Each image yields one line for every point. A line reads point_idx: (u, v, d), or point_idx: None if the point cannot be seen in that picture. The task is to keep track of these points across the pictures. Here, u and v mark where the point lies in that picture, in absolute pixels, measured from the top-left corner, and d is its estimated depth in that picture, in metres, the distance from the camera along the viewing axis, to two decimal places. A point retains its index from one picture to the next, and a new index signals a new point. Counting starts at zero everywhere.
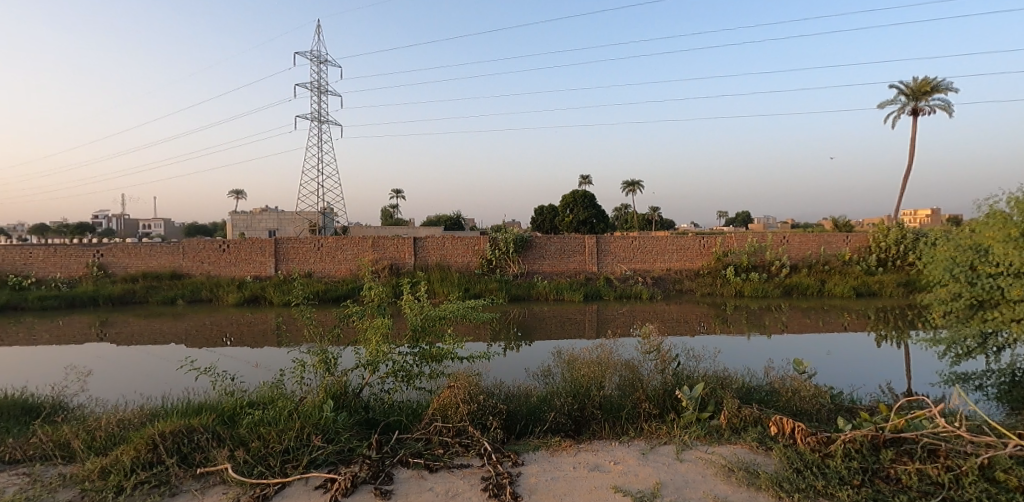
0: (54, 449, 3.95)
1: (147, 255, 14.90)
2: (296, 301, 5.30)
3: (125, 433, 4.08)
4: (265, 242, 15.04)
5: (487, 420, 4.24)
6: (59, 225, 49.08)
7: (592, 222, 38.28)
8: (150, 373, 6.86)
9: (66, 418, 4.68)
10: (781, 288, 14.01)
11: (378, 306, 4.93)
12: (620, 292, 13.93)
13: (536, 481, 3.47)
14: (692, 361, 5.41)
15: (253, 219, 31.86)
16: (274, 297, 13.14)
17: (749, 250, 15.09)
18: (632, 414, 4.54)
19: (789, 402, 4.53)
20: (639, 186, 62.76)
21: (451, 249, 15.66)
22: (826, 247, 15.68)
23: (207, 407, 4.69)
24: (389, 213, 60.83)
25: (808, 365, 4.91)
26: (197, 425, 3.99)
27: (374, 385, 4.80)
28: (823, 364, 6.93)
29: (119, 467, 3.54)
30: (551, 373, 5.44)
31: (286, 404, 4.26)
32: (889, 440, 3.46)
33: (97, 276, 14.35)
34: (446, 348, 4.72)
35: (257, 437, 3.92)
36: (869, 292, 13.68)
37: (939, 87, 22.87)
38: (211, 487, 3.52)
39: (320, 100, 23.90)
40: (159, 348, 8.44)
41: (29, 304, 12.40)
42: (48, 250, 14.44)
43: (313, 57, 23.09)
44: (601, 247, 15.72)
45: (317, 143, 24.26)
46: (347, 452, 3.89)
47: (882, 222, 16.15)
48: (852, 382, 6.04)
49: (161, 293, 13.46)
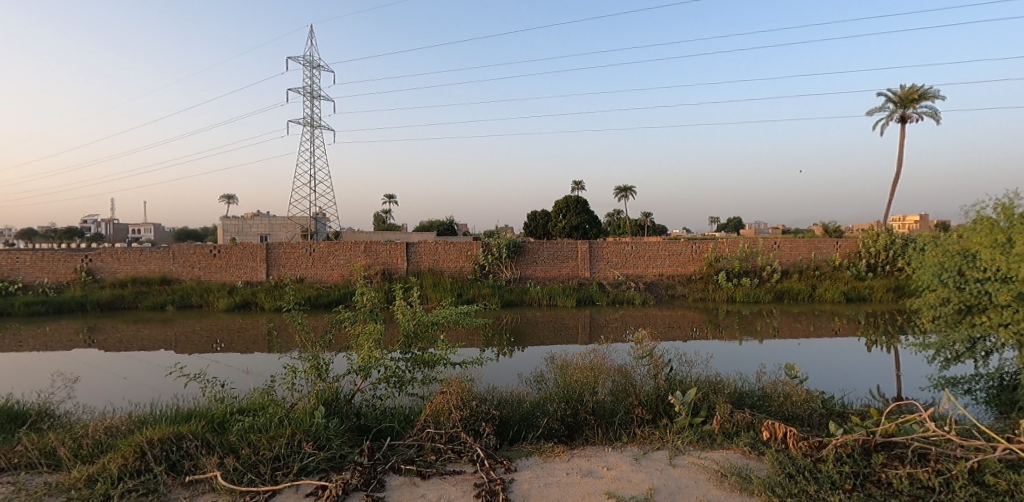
0: (40, 456, 3.88)
1: (136, 260, 14.74)
2: (288, 306, 5.20)
3: (113, 440, 4.02)
4: (257, 246, 14.94)
5: (480, 426, 4.23)
6: (48, 230, 48.55)
7: (585, 227, 38.36)
8: (138, 381, 6.77)
9: (52, 425, 4.61)
10: (773, 293, 14.06)
11: (370, 311, 4.92)
12: (613, 298, 13.91)
13: (529, 487, 3.46)
14: (685, 365, 5.42)
15: (245, 223, 31.54)
16: (266, 302, 13.05)
17: (740, 256, 15.18)
18: (626, 419, 4.56)
19: (781, 407, 4.56)
20: (632, 191, 62.58)
21: (444, 254, 15.62)
22: (817, 252, 15.84)
23: (196, 413, 4.64)
24: (383, 218, 60.52)
25: (800, 370, 4.94)
26: (186, 432, 3.96)
27: (366, 391, 4.77)
28: (814, 367, 7.04)
29: (106, 475, 3.51)
30: (544, 378, 5.42)
31: (277, 410, 4.20)
32: (880, 444, 3.49)
33: (85, 281, 14.17)
34: (439, 354, 4.71)
35: (247, 444, 3.88)
36: (859, 297, 13.79)
37: (928, 94, 23.13)
38: (201, 494, 3.49)
39: (313, 104, 23.85)
40: (148, 354, 8.35)
41: (14, 309, 12.17)
42: (36, 255, 14.27)
43: (305, 62, 23.01)
44: (594, 252, 15.79)
45: (311, 147, 24.30)
46: (338, 458, 3.86)
47: (872, 227, 16.26)
48: (844, 387, 6.09)
49: (151, 297, 13.33)
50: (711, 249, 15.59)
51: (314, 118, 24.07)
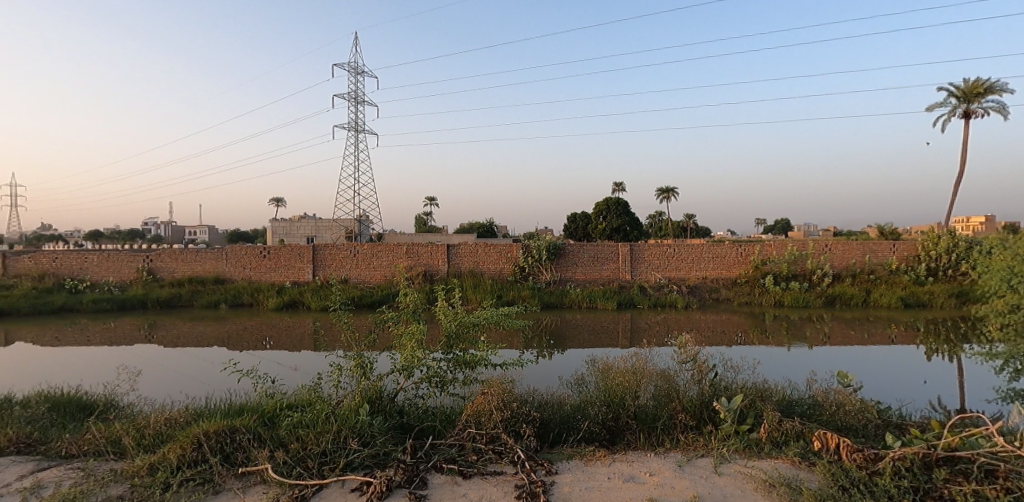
0: (106, 444, 4.15)
1: (192, 260, 15.51)
2: (333, 305, 5.36)
3: (172, 431, 4.25)
4: (304, 248, 15.47)
5: (520, 428, 4.25)
6: (113, 232, 51.79)
7: (625, 229, 37.83)
8: (194, 375, 7.13)
9: (117, 415, 4.92)
10: (823, 298, 13.49)
11: (413, 312, 5.01)
12: (654, 301, 13.65)
13: (570, 490, 3.45)
14: (731, 371, 5.28)
15: (293, 225, 32.71)
16: (312, 302, 13.51)
17: (788, 258, 14.65)
18: (668, 425, 4.47)
19: (833, 417, 4.38)
20: (675, 193, 61.46)
21: (484, 256, 15.74)
22: (871, 255, 15.14)
23: (248, 408, 4.86)
24: (424, 220, 61.49)
25: (854, 378, 4.72)
26: (239, 426, 4.15)
27: (409, 390, 4.87)
28: (869, 375, 6.73)
29: (166, 464, 3.71)
30: (585, 381, 5.39)
31: (323, 407, 4.33)
32: (942, 459, 3.29)
33: (146, 280, 15.03)
34: (480, 355, 4.76)
35: (296, 439, 4.03)
36: (918, 303, 13.06)
37: (994, 88, 21.72)
38: (253, 486, 3.64)
39: (357, 110, 24.51)
40: (204, 351, 8.77)
41: (83, 306, 13.03)
42: (103, 255, 15.23)
43: (350, 68, 23.63)
44: (635, 255, 15.57)
45: (356, 152, 24.98)
46: (382, 455, 3.95)
47: (933, 228, 15.37)
48: (901, 397, 5.80)
49: (205, 296, 14.00)
50: (757, 252, 15.16)
51: (358, 123, 24.69)
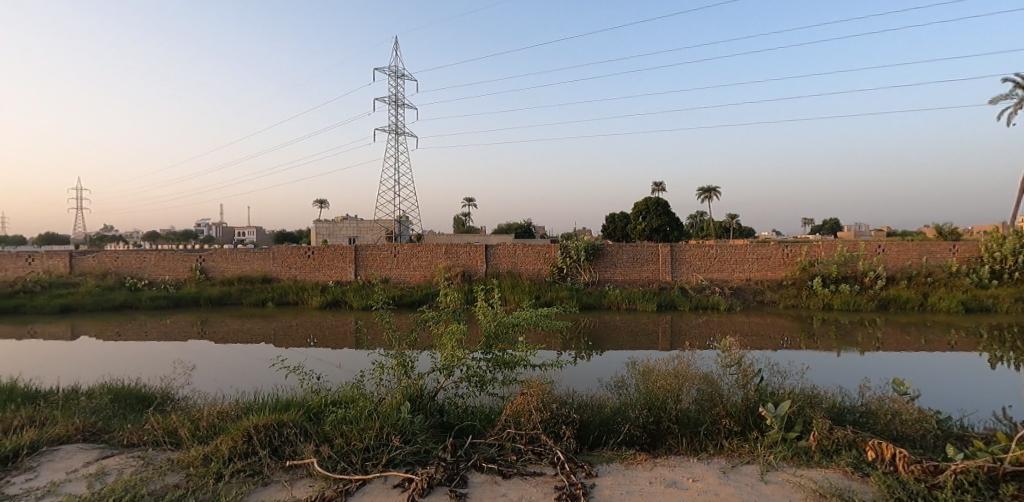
0: (164, 435, 4.38)
1: (241, 260, 16.18)
2: (376, 305, 5.49)
3: (224, 424, 4.45)
4: (346, 249, 15.90)
5: (560, 429, 4.24)
6: (167, 233, 54.53)
7: (665, 229, 37.21)
8: (244, 370, 7.44)
9: (173, 408, 5.19)
10: (876, 302, 12.89)
11: (453, 312, 5.07)
12: (695, 302, 13.36)
13: (611, 493, 3.42)
14: (778, 375, 5.12)
15: (335, 226, 33.65)
16: (354, 301, 13.86)
17: (838, 260, 14.07)
18: (712, 430, 4.37)
19: (888, 426, 4.19)
20: (717, 193, 59.95)
21: (522, 256, 15.77)
22: (929, 257, 14.38)
23: (295, 403, 5.04)
24: (460, 221, 62.11)
25: (911, 386, 4.49)
26: (286, 420, 4.31)
27: (448, 389, 4.94)
28: (927, 383, 6.40)
29: (219, 455, 3.88)
30: (626, 384, 5.33)
31: (366, 403, 4.44)
32: (1010, 473, 3.09)
33: (199, 279, 15.76)
34: (519, 355, 4.78)
35: (341, 434, 4.15)
36: (981, 307, 12.31)
37: None
38: (300, 479, 3.75)
39: (398, 113, 24.94)
40: (252, 347, 9.14)
41: (142, 303, 13.78)
42: (160, 255, 16.07)
43: (392, 73, 24.06)
44: (676, 256, 15.28)
45: (396, 155, 25.44)
46: (423, 453, 4.01)
47: (999, 228, 14.46)
48: (963, 407, 5.48)
49: (253, 295, 14.56)
50: (804, 252, 14.65)
51: (398, 126, 25.12)
